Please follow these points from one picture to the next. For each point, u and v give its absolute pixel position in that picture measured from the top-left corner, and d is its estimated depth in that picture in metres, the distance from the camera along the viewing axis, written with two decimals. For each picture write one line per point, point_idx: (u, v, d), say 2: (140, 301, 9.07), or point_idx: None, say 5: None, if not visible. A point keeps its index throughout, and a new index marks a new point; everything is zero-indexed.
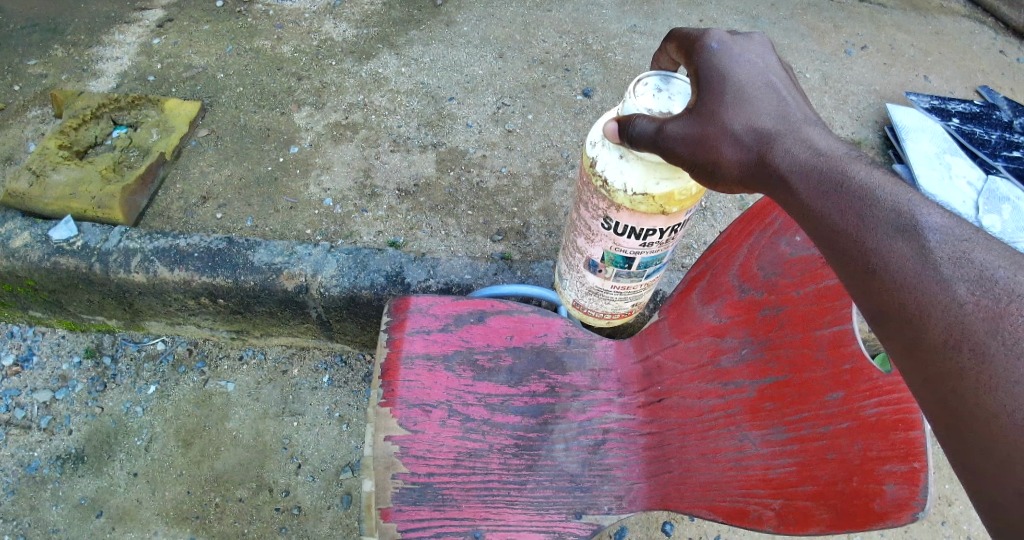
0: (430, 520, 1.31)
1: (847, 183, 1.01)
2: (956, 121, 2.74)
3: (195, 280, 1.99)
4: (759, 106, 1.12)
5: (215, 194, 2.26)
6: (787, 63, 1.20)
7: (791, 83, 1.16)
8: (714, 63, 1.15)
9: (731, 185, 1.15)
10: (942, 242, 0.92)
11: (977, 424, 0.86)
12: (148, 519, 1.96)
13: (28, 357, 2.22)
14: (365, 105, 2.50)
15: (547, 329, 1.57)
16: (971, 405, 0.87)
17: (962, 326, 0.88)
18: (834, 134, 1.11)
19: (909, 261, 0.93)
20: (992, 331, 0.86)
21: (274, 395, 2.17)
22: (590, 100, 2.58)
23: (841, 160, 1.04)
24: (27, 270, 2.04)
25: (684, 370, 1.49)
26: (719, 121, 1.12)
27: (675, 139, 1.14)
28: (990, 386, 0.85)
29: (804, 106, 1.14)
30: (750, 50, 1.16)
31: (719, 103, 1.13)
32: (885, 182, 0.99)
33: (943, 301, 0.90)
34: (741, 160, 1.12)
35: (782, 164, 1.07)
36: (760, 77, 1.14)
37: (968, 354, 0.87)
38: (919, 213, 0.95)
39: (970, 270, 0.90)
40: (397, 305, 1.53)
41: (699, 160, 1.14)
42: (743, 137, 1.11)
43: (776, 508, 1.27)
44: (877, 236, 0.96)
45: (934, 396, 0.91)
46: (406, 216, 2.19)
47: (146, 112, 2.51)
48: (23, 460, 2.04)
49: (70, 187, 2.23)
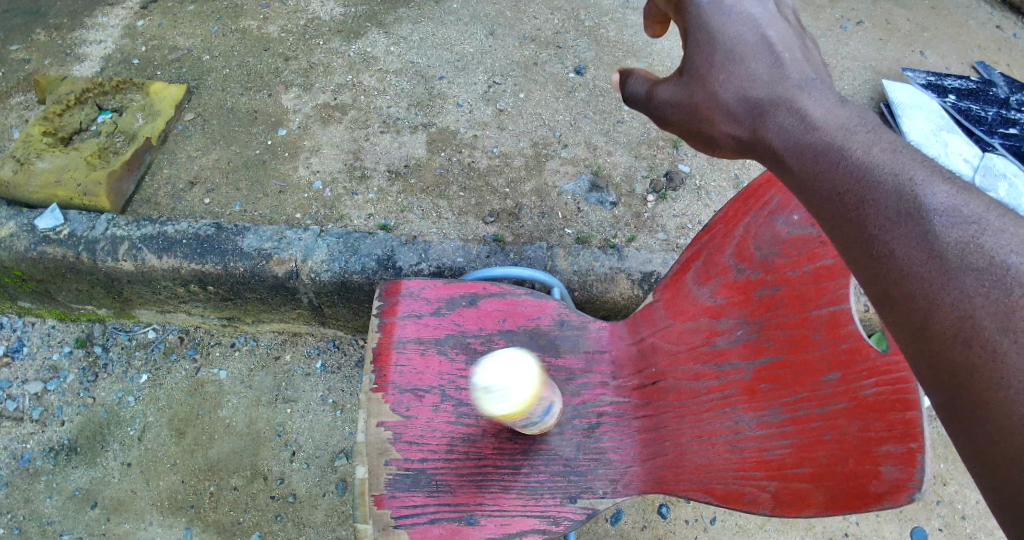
0: (425, 506, 1.29)
1: (844, 161, 0.97)
2: (952, 97, 2.69)
3: (184, 267, 1.95)
4: (749, 70, 1.11)
5: (203, 178, 2.22)
6: (787, 11, 1.17)
7: (789, 34, 1.14)
8: (704, 21, 1.14)
9: (728, 153, 1.15)
10: (948, 226, 0.86)
11: (989, 426, 0.78)
12: (142, 509, 1.94)
13: (18, 348, 2.19)
14: (354, 86, 2.45)
15: (541, 312, 1.53)
16: (981, 405, 0.79)
17: (972, 320, 0.81)
18: (832, 95, 1.07)
19: (914, 247, 0.87)
20: (1004, 327, 0.79)
21: (267, 382, 2.14)
22: (582, 77, 2.53)
23: (839, 133, 1.00)
24: (14, 260, 2.01)
25: (678, 351, 1.47)
26: (708, 89, 1.13)
27: (665, 106, 1.19)
28: (1005, 385, 0.78)
29: (800, 65, 1.11)
30: (742, 6, 1.15)
31: (710, 68, 1.14)
32: (884, 159, 0.95)
33: (951, 293, 0.83)
34: (733, 132, 1.11)
35: (776, 140, 1.05)
36: (753, 35, 1.13)
37: (979, 350, 0.80)
38: (921, 193, 0.90)
39: (979, 259, 0.83)
40: (388, 288, 1.49)
41: (691, 127, 1.17)
42: (734, 108, 1.11)
43: (773, 490, 1.25)
44: (878, 220, 0.91)
45: (941, 391, 0.83)
46: (397, 198, 2.15)
47: (131, 96, 2.46)
48: (16, 452, 2.02)
49: (55, 174, 2.19)
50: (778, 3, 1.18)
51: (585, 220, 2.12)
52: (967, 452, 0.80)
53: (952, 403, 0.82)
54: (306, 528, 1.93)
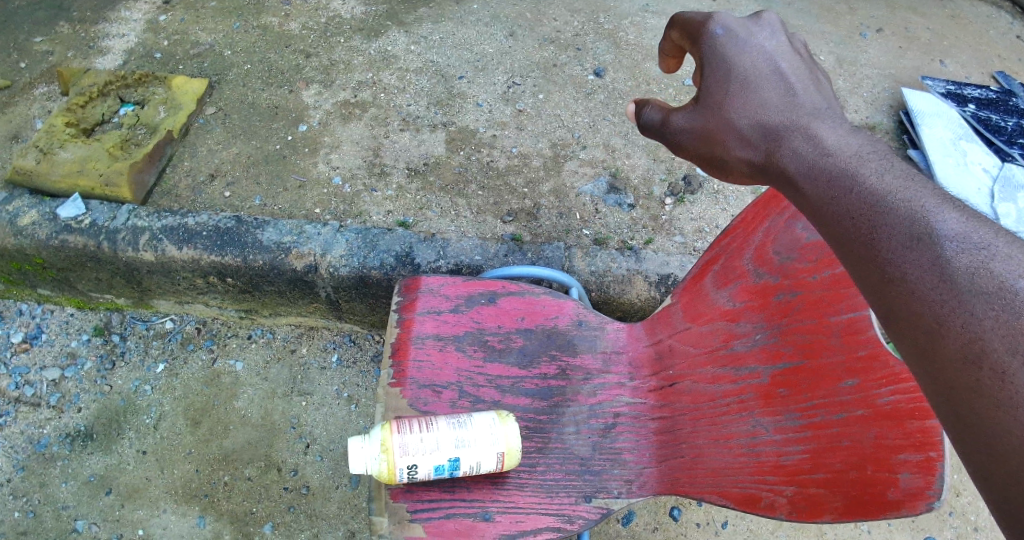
0: (440, 501, 1.29)
1: (857, 188, 0.94)
2: (971, 107, 2.69)
3: (204, 259, 1.97)
4: (763, 96, 1.10)
5: (223, 172, 2.24)
6: (799, 43, 1.17)
7: (802, 64, 1.13)
8: (719, 49, 1.15)
9: (742, 179, 1.12)
10: (959, 251, 0.82)
11: (995, 447, 0.74)
12: (157, 496, 1.97)
13: (37, 334, 2.22)
14: (374, 83, 2.47)
15: (558, 312, 1.55)
16: (988, 426, 0.75)
17: (982, 343, 0.77)
18: (847, 124, 1.05)
19: (926, 272, 0.84)
20: (1011, 350, 0.75)
21: (283, 374, 2.16)
22: (601, 79, 2.54)
23: (853, 160, 0.98)
24: (36, 248, 2.03)
25: (696, 353, 1.49)
26: (722, 114, 1.12)
27: (680, 132, 1.15)
28: (1011, 406, 0.74)
29: (813, 94, 1.10)
30: (756, 35, 1.15)
31: (724, 94, 1.12)
32: (897, 186, 0.91)
33: (960, 316, 0.79)
34: (748, 158, 1.09)
35: (790, 164, 1.03)
36: (766, 62, 1.12)
37: (987, 372, 0.76)
38: (933, 219, 0.86)
39: (988, 282, 0.78)
40: (407, 285, 1.51)
41: (705, 153, 1.14)
42: (749, 134, 1.09)
43: (788, 495, 1.25)
44: (891, 246, 0.88)
45: (948, 410, 0.80)
46: (416, 195, 2.17)
47: (153, 89, 2.48)
48: (33, 437, 2.05)
49: (77, 164, 2.22)
50: (791, 34, 1.18)
51: (603, 221, 2.13)
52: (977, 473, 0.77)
53: (959, 424, 0.78)
54: (319, 519, 1.95)
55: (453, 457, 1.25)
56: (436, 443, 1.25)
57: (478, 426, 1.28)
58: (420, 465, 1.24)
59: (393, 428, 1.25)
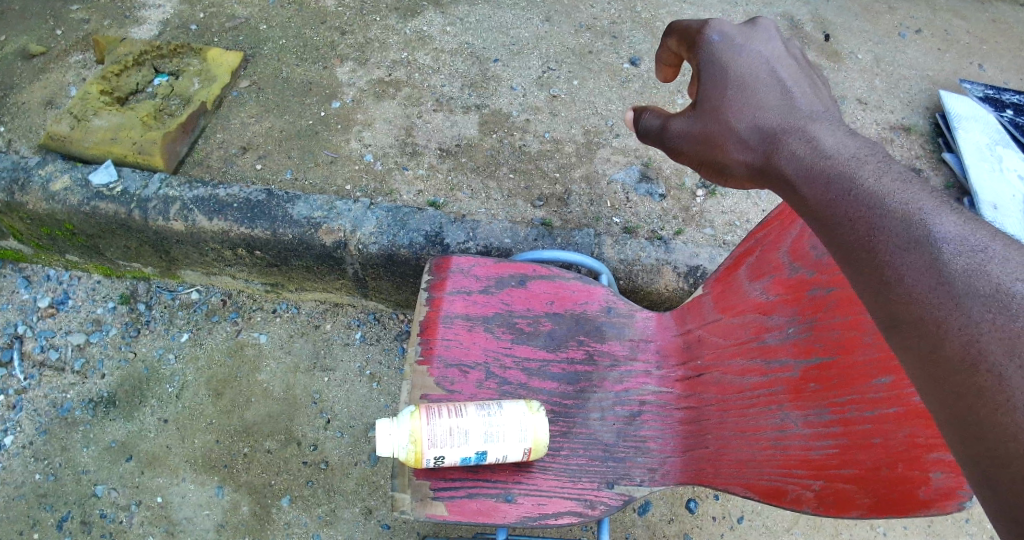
0: (463, 481, 1.29)
1: (855, 190, 0.94)
2: (1010, 112, 2.62)
3: (233, 231, 1.99)
4: (761, 101, 1.11)
5: (255, 145, 2.25)
6: (794, 48, 1.18)
7: (797, 70, 1.15)
8: (716, 55, 1.15)
9: (742, 183, 1.13)
10: (957, 254, 0.83)
11: (995, 449, 0.75)
12: (177, 464, 1.99)
13: (64, 300, 2.24)
14: (409, 63, 2.47)
15: (588, 297, 1.54)
16: (987, 426, 0.76)
17: (979, 345, 0.78)
18: (843, 126, 1.06)
19: (925, 275, 0.85)
20: (1009, 352, 0.76)
21: (306, 349, 2.18)
22: (637, 68, 2.51)
23: (851, 162, 0.98)
24: (67, 213, 2.05)
25: (725, 345, 1.48)
26: (721, 119, 1.12)
27: (678, 137, 1.16)
28: (1011, 408, 0.75)
29: (811, 100, 1.11)
30: (753, 40, 1.16)
31: (721, 98, 1.13)
32: (895, 189, 0.92)
33: (958, 319, 0.81)
34: (747, 161, 1.10)
35: (788, 167, 1.03)
36: (764, 68, 1.13)
37: (984, 374, 0.77)
38: (931, 222, 0.87)
39: (985, 286, 0.80)
40: (437, 264, 1.51)
41: (705, 159, 1.14)
42: (748, 138, 1.10)
43: (816, 489, 1.24)
44: (888, 249, 0.88)
45: (950, 413, 0.81)
46: (447, 176, 2.17)
47: (187, 60, 2.49)
48: (56, 401, 2.07)
49: (111, 132, 2.23)
50: (786, 38, 1.19)
51: (633, 210, 2.12)
52: (977, 475, 0.78)
53: (960, 425, 0.79)
54: (336, 494, 1.96)
55: (480, 450, 1.26)
56: (465, 436, 1.25)
57: (508, 419, 1.27)
58: (447, 456, 1.24)
59: (422, 417, 1.24)
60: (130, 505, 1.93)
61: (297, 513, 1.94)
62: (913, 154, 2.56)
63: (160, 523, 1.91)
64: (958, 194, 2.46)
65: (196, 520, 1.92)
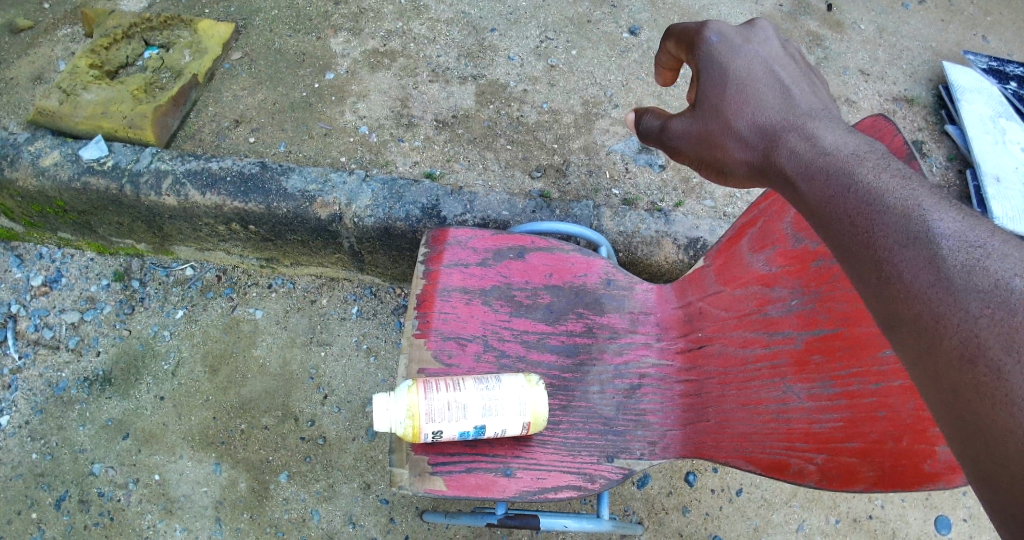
0: (461, 455, 1.27)
1: (855, 186, 0.96)
2: (1014, 84, 2.56)
3: (227, 205, 1.95)
4: (760, 100, 1.15)
5: (248, 118, 2.22)
6: (793, 49, 1.23)
7: (796, 71, 1.19)
8: (715, 55, 1.19)
9: (741, 181, 1.16)
10: (955, 249, 0.83)
11: (994, 447, 0.73)
12: (174, 442, 1.97)
13: (56, 278, 2.21)
14: (404, 33, 2.42)
15: (587, 270, 1.51)
16: (985, 423, 0.74)
17: (977, 340, 0.77)
18: (842, 124, 1.09)
19: (923, 271, 0.85)
20: (1008, 348, 0.74)
21: (302, 324, 2.16)
22: (636, 38, 2.47)
23: (849, 159, 1.00)
24: (57, 189, 2.01)
25: (727, 317, 1.46)
26: (721, 116, 1.16)
27: (678, 136, 1.21)
28: (1009, 404, 0.73)
29: (809, 97, 1.15)
30: (751, 42, 1.20)
31: (721, 97, 1.17)
32: (894, 185, 0.93)
33: (957, 314, 0.80)
34: (747, 159, 1.13)
35: (787, 164, 1.06)
36: (761, 68, 1.17)
37: (982, 370, 0.76)
38: (930, 218, 0.87)
39: (984, 280, 0.79)
40: (434, 236, 1.48)
41: (705, 157, 1.19)
42: (748, 136, 1.13)
43: (819, 463, 1.23)
44: (887, 244, 0.89)
45: (948, 411, 0.79)
46: (443, 147, 2.16)
47: (178, 33, 2.44)
48: (51, 380, 2.05)
49: (101, 106, 2.19)
50: (784, 41, 1.23)
51: (633, 181, 2.11)
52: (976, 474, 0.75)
53: (959, 424, 0.78)
54: (334, 470, 1.95)
55: (479, 424, 1.24)
56: (463, 410, 1.23)
57: (506, 393, 1.26)
58: (445, 430, 1.22)
59: (420, 392, 1.22)
60: (127, 483, 1.92)
61: (295, 489, 1.93)
62: (915, 126, 2.52)
63: (158, 501, 1.90)
64: (960, 167, 2.44)
65: (194, 497, 1.91)
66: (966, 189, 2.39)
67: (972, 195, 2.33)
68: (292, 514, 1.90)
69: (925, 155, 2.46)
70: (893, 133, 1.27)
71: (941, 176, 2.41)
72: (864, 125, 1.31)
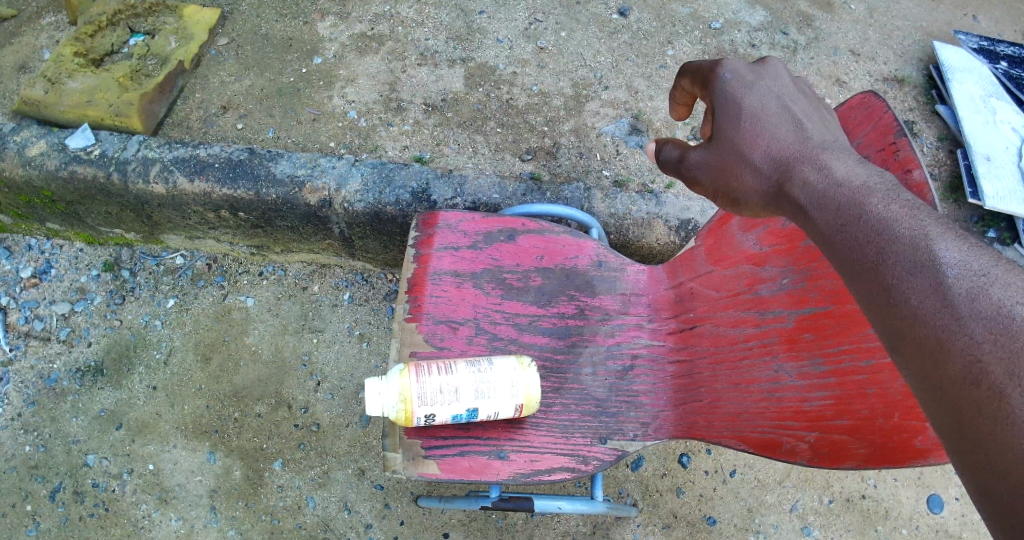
0: (454, 439, 1.27)
1: (864, 216, 0.96)
2: (1004, 64, 2.55)
3: (216, 192, 1.94)
4: (774, 132, 1.13)
5: (236, 104, 2.20)
6: (804, 84, 1.20)
7: (808, 105, 1.17)
8: (728, 92, 1.17)
9: (757, 210, 1.15)
10: (959, 277, 0.84)
11: (993, 463, 0.74)
12: (168, 431, 1.97)
13: (46, 269, 2.19)
14: (392, 16, 2.40)
15: (578, 252, 1.51)
16: (986, 441, 0.75)
17: (980, 365, 0.78)
18: (853, 156, 1.08)
19: (929, 297, 0.85)
20: (1009, 373, 0.76)
21: (294, 311, 2.15)
22: (626, 19, 2.46)
23: (861, 190, 0.99)
24: (44, 180, 1.99)
25: (718, 297, 1.46)
26: (736, 148, 1.14)
27: (696, 167, 1.18)
28: (1012, 423, 0.74)
29: (821, 131, 1.13)
30: (763, 77, 1.18)
31: (737, 130, 1.14)
32: (903, 215, 0.93)
33: (961, 338, 0.81)
34: (761, 189, 1.11)
35: (800, 195, 1.05)
36: (775, 103, 1.15)
37: (985, 392, 0.77)
38: (936, 247, 0.87)
39: (986, 307, 0.80)
40: (425, 220, 1.47)
41: (721, 187, 1.16)
42: (762, 165, 1.11)
43: (811, 441, 1.24)
44: (896, 271, 0.89)
45: (950, 428, 0.80)
46: (433, 131, 2.15)
47: (163, 19, 2.41)
48: (43, 372, 2.04)
49: (86, 94, 2.15)
50: (794, 75, 1.21)
51: (624, 163, 2.12)
52: (974, 484, 0.76)
53: (960, 440, 0.78)
54: (329, 457, 1.95)
55: (472, 407, 1.23)
56: (455, 393, 1.22)
57: (498, 375, 1.25)
58: (438, 414, 1.22)
59: (412, 375, 1.22)
60: (122, 473, 1.91)
61: (289, 476, 1.93)
62: (906, 106, 2.51)
63: (153, 491, 1.90)
64: (950, 146, 2.43)
65: (189, 486, 1.91)
66: (956, 169, 2.39)
67: (962, 175, 2.33)
68: (287, 502, 1.90)
69: (915, 135, 2.45)
70: (881, 111, 1.26)
71: (932, 156, 2.41)
72: (854, 102, 1.30)
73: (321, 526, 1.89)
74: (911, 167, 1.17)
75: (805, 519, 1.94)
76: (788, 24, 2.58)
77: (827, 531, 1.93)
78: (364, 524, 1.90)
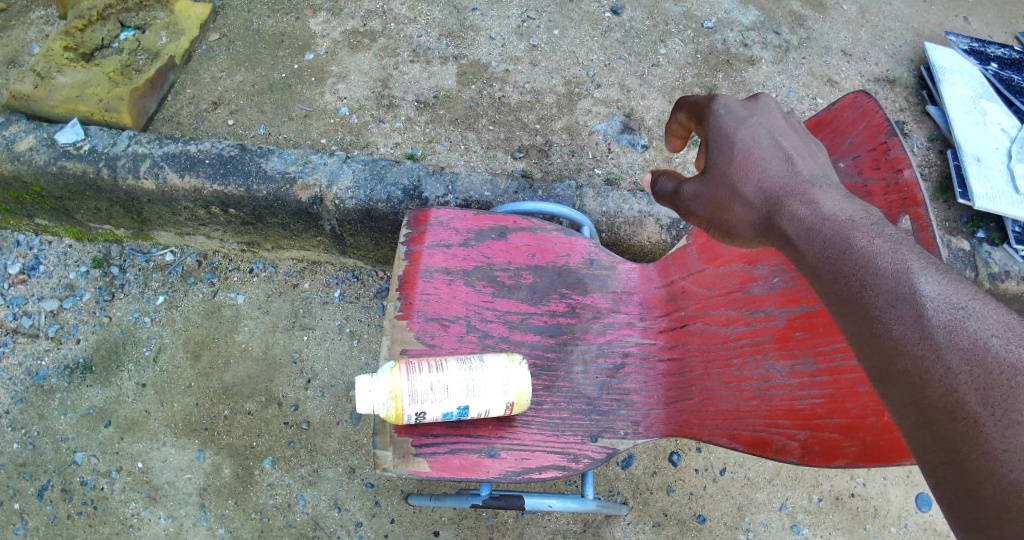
0: (444, 437, 1.26)
1: (849, 249, 0.96)
2: (994, 66, 2.56)
3: (206, 188, 1.93)
4: (767, 169, 1.12)
5: (226, 100, 2.19)
6: (796, 119, 1.20)
7: (799, 140, 1.16)
8: (722, 129, 1.16)
9: (747, 243, 1.14)
10: (938, 310, 0.85)
11: (973, 489, 0.76)
12: (157, 429, 1.96)
13: (35, 266, 2.17)
14: (384, 13, 2.39)
15: (570, 250, 1.51)
16: (962, 467, 0.78)
17: (957, 395, 0.80)
18: (841, 191, 1.08)
19: (909, 328, 0.86)
20: (984, 402, 0.78)
21: (284, 308, 2.14)
22: (618, 18, 2.46)
23: (847, 225, 0.99)
24: (34, 175, 1.97)
25: (710, 296, 1.47)
26: (728, 183, 1.13)
27: (691, 200, 1.17)
28: (989, 451, 0.76)
29: (812, 167, 1.13)
30: (756, 113, 1.16)
31: (730, 163, 1.14)
32: (885, 249, 0.93)
33: (939, 369, 0.82)
34: (752, 222, 1.11)
35: (789, 228, 1.05)
36: (766, 139, 1.14)
37: (962, 422, 0.79)
38: (917, 280, 0.88)
39: (964, 339, 0.82)
40: (416, 217, 1.46)
41: (714, 220, 1.16)
42: (754, 200, 1.11)
43: (801, 439, 1.24)
44: (878, 302, 0.90)
45: (930, 456, 0.82)
46: (425, 128, 2.14)
47: (155, 14, 2.40)
48: (31, 369, 2.02)
49: (76, 89, 2.13)
50: (786, 110, 1.20)
51: (616, 161, 2.13)
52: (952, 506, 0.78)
53: (941, 468, 0.80)
54: (319, 454, 1.95)
55: (462, 405, 1.23)
56: (446, 391, 1.22)
57: (489, 374, 1.25)
58: (429, 412, 1.22)
59: (402, 373, 1.21)
60: (110, 471, 1.90)
61: (279, 474, 1.92)
62: (897, 106, 2.52)
63: (142, 489, 1.89)
64: (941, 147, 2.45)
65: (178, 484, 1.90)
66: (946, 170, 2.40)
67: (952, 175, 2.34)
68: (277, 499, 1.90)
69: (907, 135, 2.46)
70: (873, 109, 1.26)
71: (923, 156, 2.43)
72: (846, 102, 1.30)
73: (311, 523, 1.88)
74: (903, 166, 1.17)
75: (795, 517, 1.95)
76: (781, 24, 2.59)
77: (816, 529, 1.94)
78: (354, 522, 1.89)
